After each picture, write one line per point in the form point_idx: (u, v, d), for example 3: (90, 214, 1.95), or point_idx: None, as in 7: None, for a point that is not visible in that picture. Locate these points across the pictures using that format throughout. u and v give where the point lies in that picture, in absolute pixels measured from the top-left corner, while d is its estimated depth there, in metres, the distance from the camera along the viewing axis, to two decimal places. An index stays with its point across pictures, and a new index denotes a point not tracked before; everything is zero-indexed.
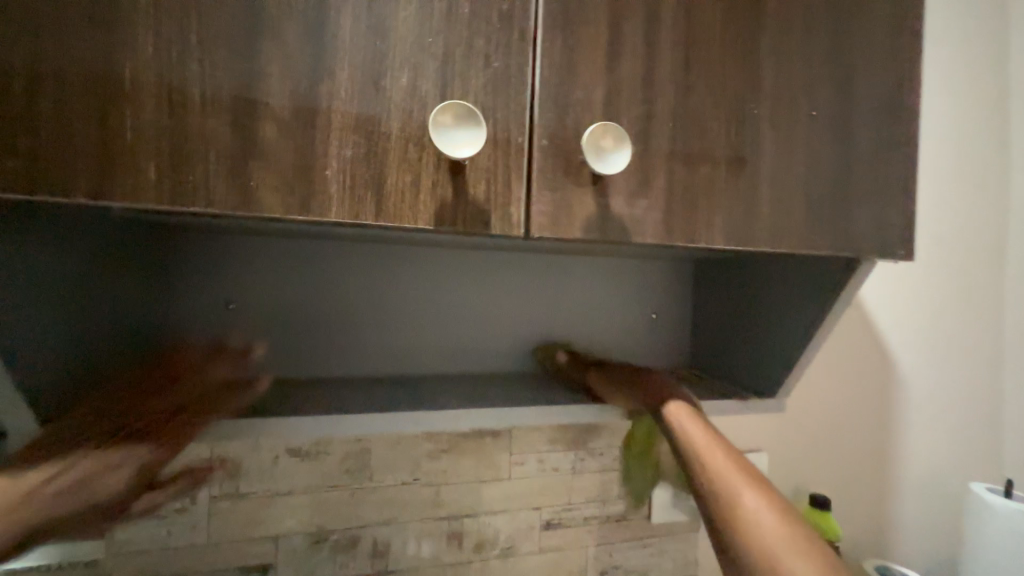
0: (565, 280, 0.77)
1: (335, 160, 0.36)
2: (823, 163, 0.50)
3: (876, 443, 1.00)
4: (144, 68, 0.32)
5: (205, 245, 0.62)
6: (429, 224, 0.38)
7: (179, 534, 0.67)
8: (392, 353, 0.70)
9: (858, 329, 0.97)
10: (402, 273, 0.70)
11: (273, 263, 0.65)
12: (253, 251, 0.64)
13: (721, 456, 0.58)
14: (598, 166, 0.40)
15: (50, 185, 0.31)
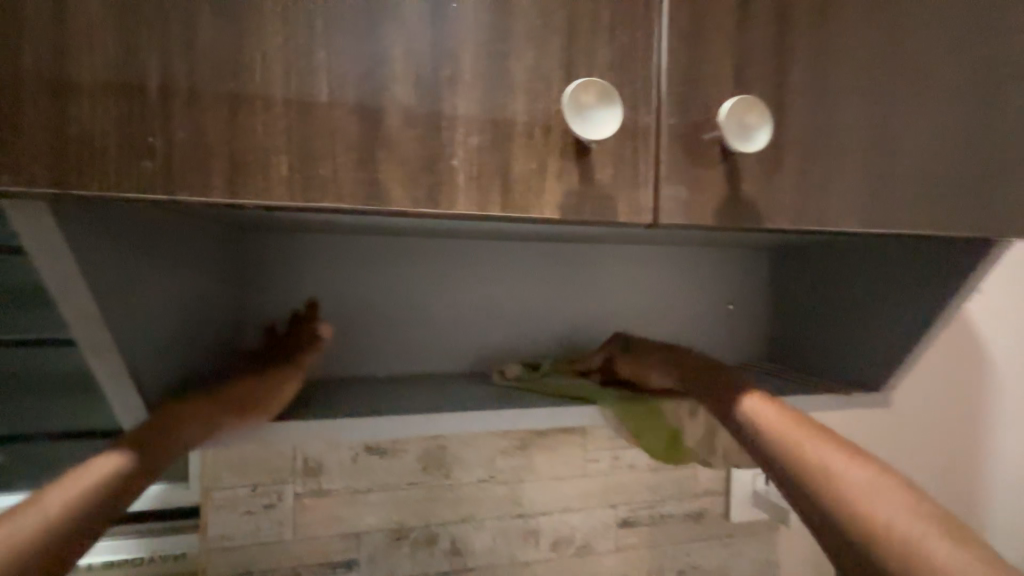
0: (640, 271, 0.74)
1: (461, 148, 0.34)
2: (964, 135, 0.45)
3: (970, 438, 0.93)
4: (272, 56, 0.31)
5: (287, 247, 0.62)
6: (556, 213, 0.35)
7: (267, 530, 0.68)
8: (467, 349, 0.68)
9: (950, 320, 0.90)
10: (474, 268, 0.68)
11: (349, 261, 0.64)
12: (329, 250, 0.63)
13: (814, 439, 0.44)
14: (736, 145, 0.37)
15: (183, 184, 0.30)
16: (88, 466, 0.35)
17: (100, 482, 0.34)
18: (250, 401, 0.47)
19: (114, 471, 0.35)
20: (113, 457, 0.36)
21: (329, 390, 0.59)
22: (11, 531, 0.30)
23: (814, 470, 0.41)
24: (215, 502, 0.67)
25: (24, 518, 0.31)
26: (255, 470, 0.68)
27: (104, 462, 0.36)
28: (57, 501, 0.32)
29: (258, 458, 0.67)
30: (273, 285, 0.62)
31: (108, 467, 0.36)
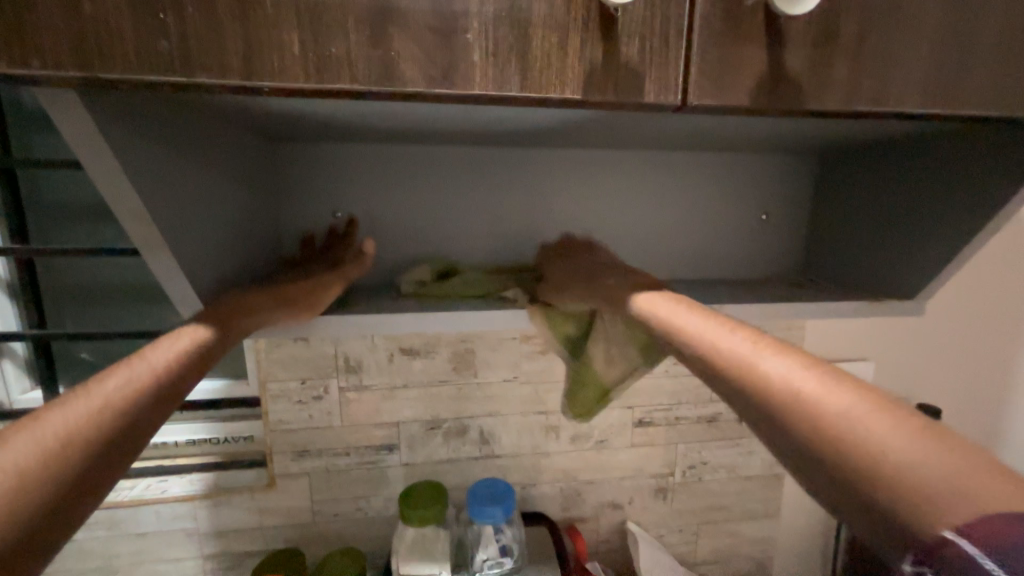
0: (669, 179, 0.71)
1: (476, 20, 0.31)
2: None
3: (1007, 353, 0.90)
4: None
5: (314, 158, 0.63)
6: (577, 94, 0.34)
7: (318, 418, 0.77)
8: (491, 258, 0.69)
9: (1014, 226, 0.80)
10: (497, 176, 0.67)
11: (372, 170, 0.64)
12: (351, 160, 0.63)
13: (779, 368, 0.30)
14: (787, 11, 0.33)
15: (203, 68, 0.30)
16: (178, 334, 0.39)
17: (193, 348, 0.39)
18: (305, 296, 0.51)
19: (202, 340, 0.40)
20: (195, 330, 0.41)
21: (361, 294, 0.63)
22: (129, 377, 0.34)
23: (771, 402, 0.28)
24: (272, 393, 0.75)
25: (137, 368, 0.35)
26: (303, 366, 0.75)
27: (186, 335, 0.40)
28: (159, 360, 0.36)
29: (304, 356, 0.75)
30: (305, 196, 0.64)
31: (200, 336, 0.40)
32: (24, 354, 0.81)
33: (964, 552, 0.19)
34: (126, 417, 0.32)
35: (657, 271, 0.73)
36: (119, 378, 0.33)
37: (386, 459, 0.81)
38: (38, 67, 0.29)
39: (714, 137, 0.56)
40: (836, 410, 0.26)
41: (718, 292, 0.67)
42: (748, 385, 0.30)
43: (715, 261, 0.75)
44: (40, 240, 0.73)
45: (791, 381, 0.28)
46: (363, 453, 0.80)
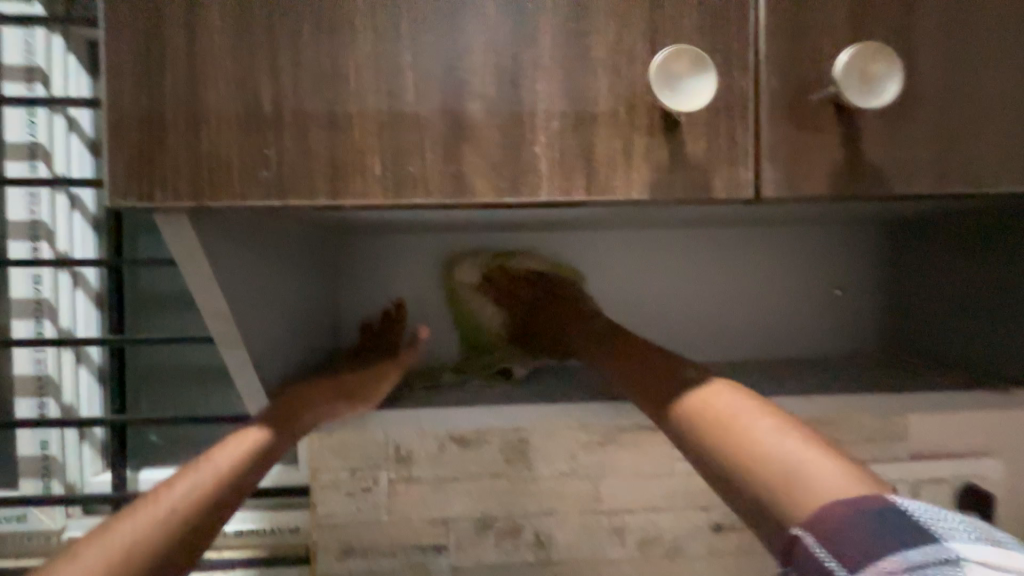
0: (727, 257, 0.68)
1: (543, 134, 0.33)
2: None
3: None
4: (363, 63, 0.32)
5: (375, 250, 0.67)
6: (644, 195, 0.34)
7: (365, 511, 0.74)
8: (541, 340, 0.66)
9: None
10: (547, 260, 0.67)
11: (426, 258, 0.67)
12: (407, 250, 0.66)
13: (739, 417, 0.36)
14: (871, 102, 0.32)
15: (295, 191, 0.33)
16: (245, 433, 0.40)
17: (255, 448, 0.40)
18: (363, 389, 0.51)
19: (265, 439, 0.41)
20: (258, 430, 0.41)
21: (416, 382, 0.62)
22: (194, 481, 0.35)
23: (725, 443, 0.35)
24: (322, 482, 0.73)
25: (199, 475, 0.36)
26: (354, 455, 0.73)
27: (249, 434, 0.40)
28: (222, 462, 0.37)
29: (356, 444, 0.73)
30: (365, 286, 0.66)
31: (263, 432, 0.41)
32: (102, 437, 0.85)
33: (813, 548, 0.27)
34: (183, 530, 0.33)
35: (722, 352, 0.68)
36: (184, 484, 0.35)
37: (433, 561, 0.74)
38: (159, 199, 0.33)
39: (773, 214, 0.54)
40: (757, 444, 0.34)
41: (798, 378, 0.60)
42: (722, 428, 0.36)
43: (788, 341, 0.68)
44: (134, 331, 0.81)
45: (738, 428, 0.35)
46: (409, 553, 0.74)
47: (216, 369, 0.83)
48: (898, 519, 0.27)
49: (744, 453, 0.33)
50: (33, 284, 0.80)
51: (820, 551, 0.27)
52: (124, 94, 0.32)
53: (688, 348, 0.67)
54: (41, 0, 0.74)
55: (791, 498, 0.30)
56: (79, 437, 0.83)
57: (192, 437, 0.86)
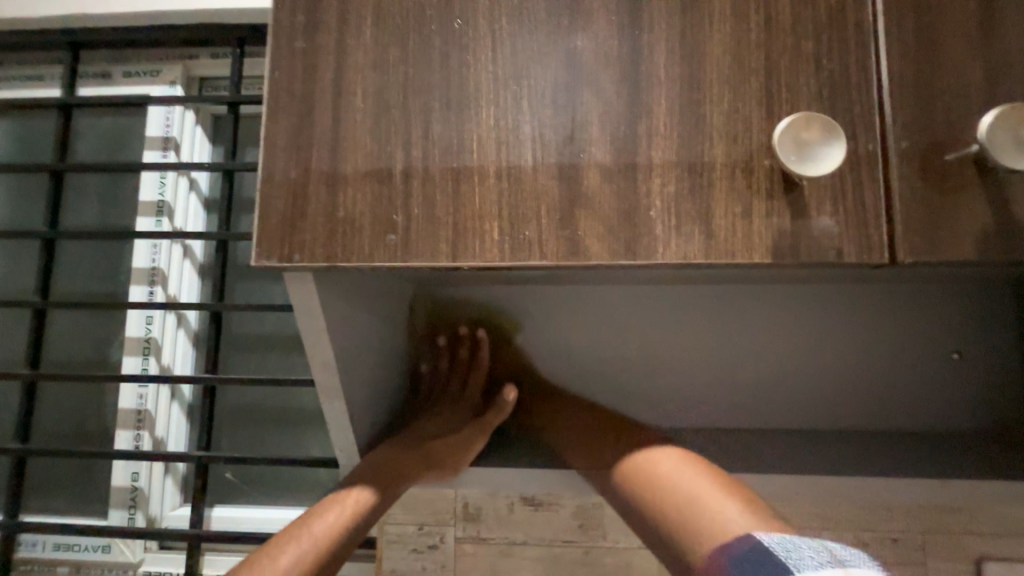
0: (829, 311, 0.62)
1: (658, 199, 0.33)
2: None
3: None
4: (487, 137, 0.35)
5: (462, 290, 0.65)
6: (766, 259, 0.33)
7: (430, 572, 0.71)
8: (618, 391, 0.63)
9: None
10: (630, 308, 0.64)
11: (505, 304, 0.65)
12: (488, 295, 0.65)
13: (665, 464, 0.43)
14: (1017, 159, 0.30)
15: (417, 253, 0.35)
16: (347, 496, 0.44)
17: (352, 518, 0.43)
18: (448, 459, 0.50)
19: (362, 507, 0.44)
20: (360, 491, 0.45)
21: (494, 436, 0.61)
22: (302, 549, 0.40)
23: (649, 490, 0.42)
24: (388, 537, 0.72)
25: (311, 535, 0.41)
26: (420, 509, 0.72)
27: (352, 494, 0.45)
28: (326, 529, 0.42)
29: (423, 498, 0.72)
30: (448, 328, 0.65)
31: (360, 501, 0.44)
32: (184, 470, 0.90)
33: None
34: None
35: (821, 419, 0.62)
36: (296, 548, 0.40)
37: None
38: (297, 260, 0.36)
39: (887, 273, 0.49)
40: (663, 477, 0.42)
41: (921, 454, 0.53)
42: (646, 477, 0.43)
43: (902, 412, 0.61)
44: (225, 371, 0.87)
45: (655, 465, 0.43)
46: None
47: (295, 411, 0.87)
48: (756, 556, 0.32)
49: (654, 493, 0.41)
50: (144, 325, 0.88)
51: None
52: (277, 168, 0.36)
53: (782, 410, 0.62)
54: (182, 85, 0.88)
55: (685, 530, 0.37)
56: (165, 470, 0.87)
57: (266, 476, 0.88)
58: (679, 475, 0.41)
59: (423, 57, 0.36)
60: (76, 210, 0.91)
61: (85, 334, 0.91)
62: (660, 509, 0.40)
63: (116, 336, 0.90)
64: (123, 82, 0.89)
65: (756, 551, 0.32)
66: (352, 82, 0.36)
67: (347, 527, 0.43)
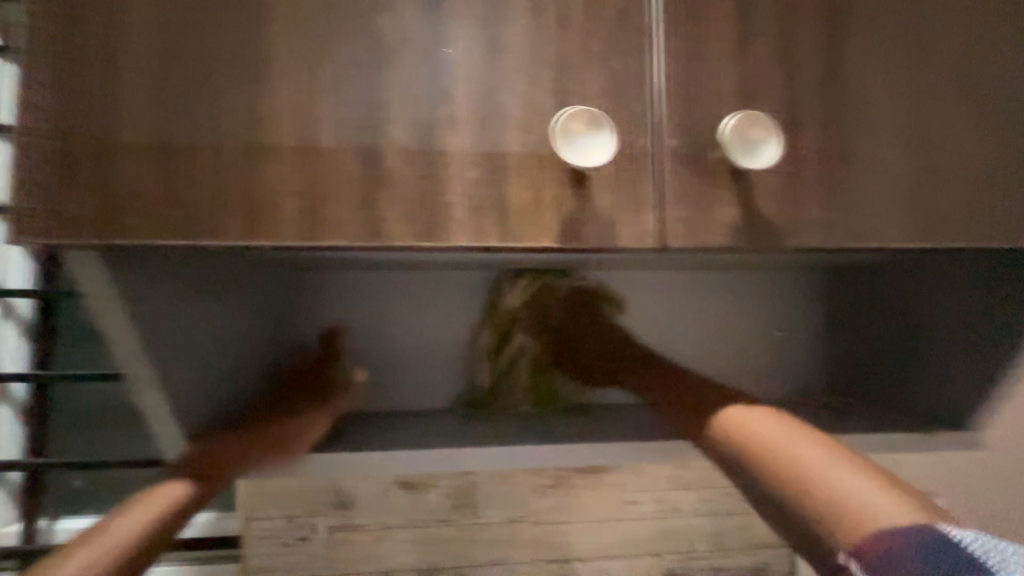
0: (673, 301, 0.69)
1: (457, 183, 0.35)
2: (1012, 131, 0.41)
3: None
4: (286, 114, 0.34)
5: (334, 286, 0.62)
6: (555, 242, 0.35)
7: (301, 563, 0.69)
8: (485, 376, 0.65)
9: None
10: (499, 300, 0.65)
11: (375, 300, 0.63)
12: (353, 288, 0.62)
13: (810, 446, 0.43)
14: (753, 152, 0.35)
15: (205, 234, 0.33)
16: (159, 493, 0.44)
17: (160, 516, 0.42)
18: (284, 441, 0.51)
19: (174, 503, 0.43)
20: (176, 487, 0.45)
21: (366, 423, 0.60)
22: (89, 559, 0.37)
23: (785, 464, 0.42)
24: (256, 532, 0.69)
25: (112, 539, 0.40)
26: (292, 501, 0.70)
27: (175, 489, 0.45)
28: (124, 533, 0.40)
29: (294, 490, 0.70)
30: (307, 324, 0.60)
31: (172, 497, 0.44)
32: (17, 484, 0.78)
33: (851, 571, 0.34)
34: None
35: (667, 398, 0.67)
36: (79, 561, 0.37)
37: None
38: (60, 240, 0.32)
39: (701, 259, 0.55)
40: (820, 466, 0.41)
41: None
42: (783, 458, 0.42)
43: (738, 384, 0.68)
44: (66, 366, 0.76)
45: (810, 454, 0.42)
46: None
47: None
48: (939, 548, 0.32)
49: (793, 473, 0.41)
50: None
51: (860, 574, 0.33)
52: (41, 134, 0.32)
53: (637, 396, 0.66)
54: None
55: (834, 513, 0.37)
56: None
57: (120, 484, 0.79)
58: (819, 463, 0.41)
59: (215, 26, 0.34)
60: None
61: None
62: (787, 480, 0.41)
63: None
64: None
65: (938, 544, 0.32)
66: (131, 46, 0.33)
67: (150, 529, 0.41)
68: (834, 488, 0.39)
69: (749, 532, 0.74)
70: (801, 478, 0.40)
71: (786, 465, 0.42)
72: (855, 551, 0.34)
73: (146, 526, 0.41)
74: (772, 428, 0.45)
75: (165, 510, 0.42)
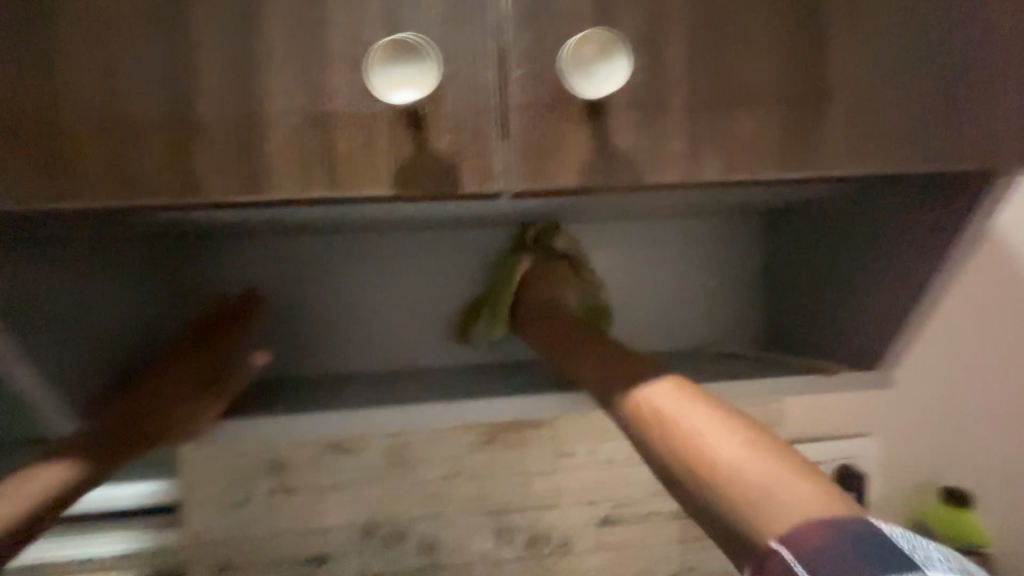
0: (635, 251, 0.68)
1: (279, 128, 0.32)
2: (925, 32, 0.36)
3: None
4: (84, 58, 0.31)
5: (306, 247, 0.65)
6: (390, 189, 0.32)
7: (242, 526, 0.71)
8: (449, 333, 0.67)
9: (1005, 250, 0.68)
10: (466, 260, 0.67)
11: (353, 261, 0.66)
12: (334, 251, 0.66)
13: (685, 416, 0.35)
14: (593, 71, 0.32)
15: (8, 196, 0.31)
16: (35, 474, 0.40)
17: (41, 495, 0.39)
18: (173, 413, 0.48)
19: (55, 484, 0.40)
20: (56, 470, 0.40)
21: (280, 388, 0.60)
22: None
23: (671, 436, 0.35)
24: (197, 498, 0.71)
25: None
26: (229, 468, 0.71)
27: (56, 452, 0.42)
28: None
29: (230, 456, 0.71)
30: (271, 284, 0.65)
31: (49, 482, 0.39)
32: None
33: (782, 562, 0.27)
34: None
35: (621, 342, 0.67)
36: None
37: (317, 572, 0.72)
38: None
39: (637, 200, 0.52)
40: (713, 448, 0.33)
41: None
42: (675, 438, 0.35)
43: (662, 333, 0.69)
44: None
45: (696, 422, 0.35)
46: (292, 565, 0.72)
47: None
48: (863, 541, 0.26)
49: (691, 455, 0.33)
50: None
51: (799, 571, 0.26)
52: None
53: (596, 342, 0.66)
54: None
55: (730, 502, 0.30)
56: None
57: None
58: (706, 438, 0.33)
59: None
60: None
61: None
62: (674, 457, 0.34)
63: None
64: None
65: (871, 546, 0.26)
66: None
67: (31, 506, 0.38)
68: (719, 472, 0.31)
69: None
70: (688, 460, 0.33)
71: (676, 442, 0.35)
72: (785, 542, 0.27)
73: (26, 509, 0.38)
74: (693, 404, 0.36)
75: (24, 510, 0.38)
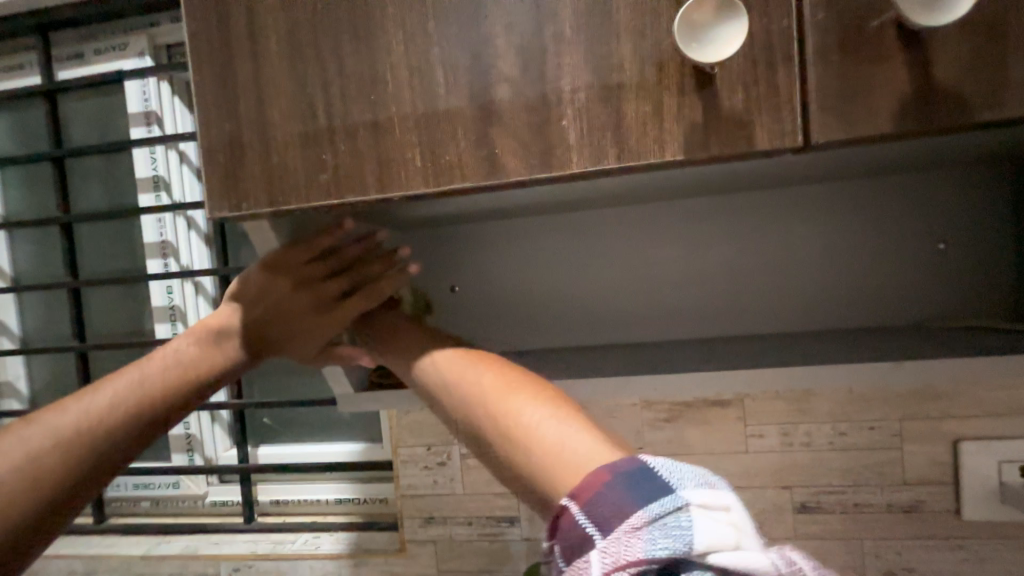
0: (846, 213, 0.59)
1: (570, 105, 0.34)
2: None
3: None
4: (399, 62, 0.35)
5: (485, 230, 0.67)
6: (679, 155, 0.33)
7: (441, 483, 0.80)
8: (628, 307, 0.65)
9: None
10: (646, 231, 0.63)
11: (523, 242, 0.66)
12: (503, 233, 0.66)
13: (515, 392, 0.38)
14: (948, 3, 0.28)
15: (347, 190, 0.37)
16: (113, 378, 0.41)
17: (109, 405, 0.40)
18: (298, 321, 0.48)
19: (109, 394, 0.40)
20: (118, 379, 0.41)
21: None
22: (49, 437, 0.37)
23: (519, 442, 0.35)
24: (403, 457, 0.81)
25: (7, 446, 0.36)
26: (429, 431, 0.80)
27: (101, 398, 0.40)
28: (57, 428, 0.38)
29: (430, 421, 0.80)
30: (455, 266, 0.67)
31: (123, 387, 0.40)
32: (228, 419, 0.98)
33: (585, 525, 0.29)
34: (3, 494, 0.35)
35: (818, 318, 0.61)
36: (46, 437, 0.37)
37: (507, 531, 0.79)
38: (247, 209, 0.38)
39: (873, 158, 0.45)
40: (545, 435, 0.34)
41: (887, 342, 0.54)
42: (517, 434, 0.36)
43: (881, 305, 0.59)
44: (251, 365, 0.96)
45: (529, 410, 0.37)
46: (486, 522, 0.79)
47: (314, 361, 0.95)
48: (647, 481, 0.29)
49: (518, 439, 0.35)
50: (166, 294, 0.94)
51: (581, 518, 0.29)
52: (211, 123, 0.38)
53: (792, 319, 0.61)
54: (149, 54, 0.88)
55: (547, 478, 0.32)
56: (212, 419, 0.97)
57: (301, 420, 0.98)
58: (536, 423, 0.35)
59: None
60: (84, 194, 0.97)
61: (118, 311, 0.98)
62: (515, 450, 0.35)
63: (143, 307, 0.97)
64: (102, 61, 0.90)
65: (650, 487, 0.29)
66: (263, 26, 0.37)
67: (108, 418, 0.39)
68: (549, 454, 0.33)
69: (897, 469, 0.68)
70: (516, 446, 0.35)
71: (497, 423, 0.37)
72: (582, 502, 0.30)
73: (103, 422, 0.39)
74: (500, 378, 0.41)
75: (109, 416, 0.39)
